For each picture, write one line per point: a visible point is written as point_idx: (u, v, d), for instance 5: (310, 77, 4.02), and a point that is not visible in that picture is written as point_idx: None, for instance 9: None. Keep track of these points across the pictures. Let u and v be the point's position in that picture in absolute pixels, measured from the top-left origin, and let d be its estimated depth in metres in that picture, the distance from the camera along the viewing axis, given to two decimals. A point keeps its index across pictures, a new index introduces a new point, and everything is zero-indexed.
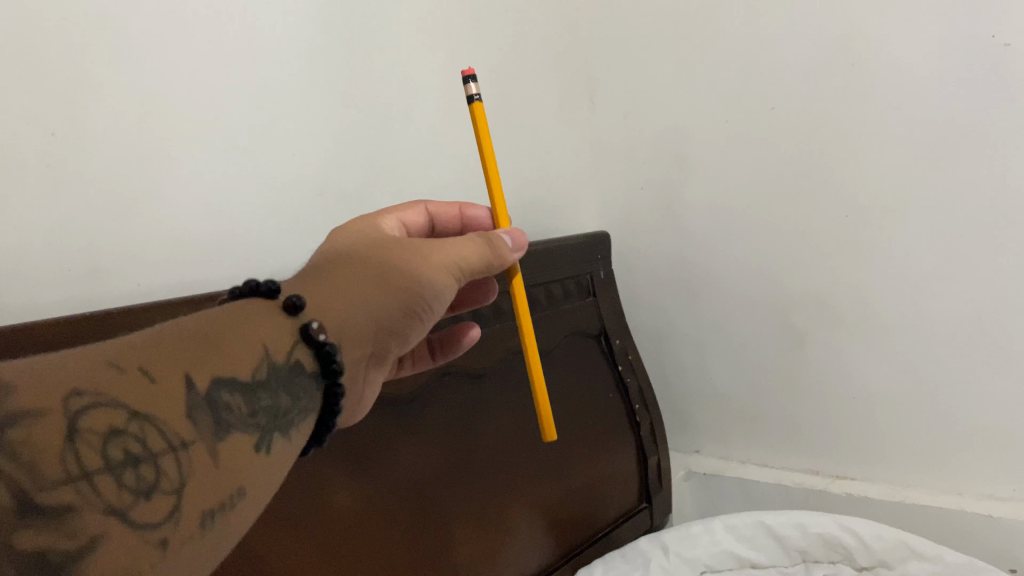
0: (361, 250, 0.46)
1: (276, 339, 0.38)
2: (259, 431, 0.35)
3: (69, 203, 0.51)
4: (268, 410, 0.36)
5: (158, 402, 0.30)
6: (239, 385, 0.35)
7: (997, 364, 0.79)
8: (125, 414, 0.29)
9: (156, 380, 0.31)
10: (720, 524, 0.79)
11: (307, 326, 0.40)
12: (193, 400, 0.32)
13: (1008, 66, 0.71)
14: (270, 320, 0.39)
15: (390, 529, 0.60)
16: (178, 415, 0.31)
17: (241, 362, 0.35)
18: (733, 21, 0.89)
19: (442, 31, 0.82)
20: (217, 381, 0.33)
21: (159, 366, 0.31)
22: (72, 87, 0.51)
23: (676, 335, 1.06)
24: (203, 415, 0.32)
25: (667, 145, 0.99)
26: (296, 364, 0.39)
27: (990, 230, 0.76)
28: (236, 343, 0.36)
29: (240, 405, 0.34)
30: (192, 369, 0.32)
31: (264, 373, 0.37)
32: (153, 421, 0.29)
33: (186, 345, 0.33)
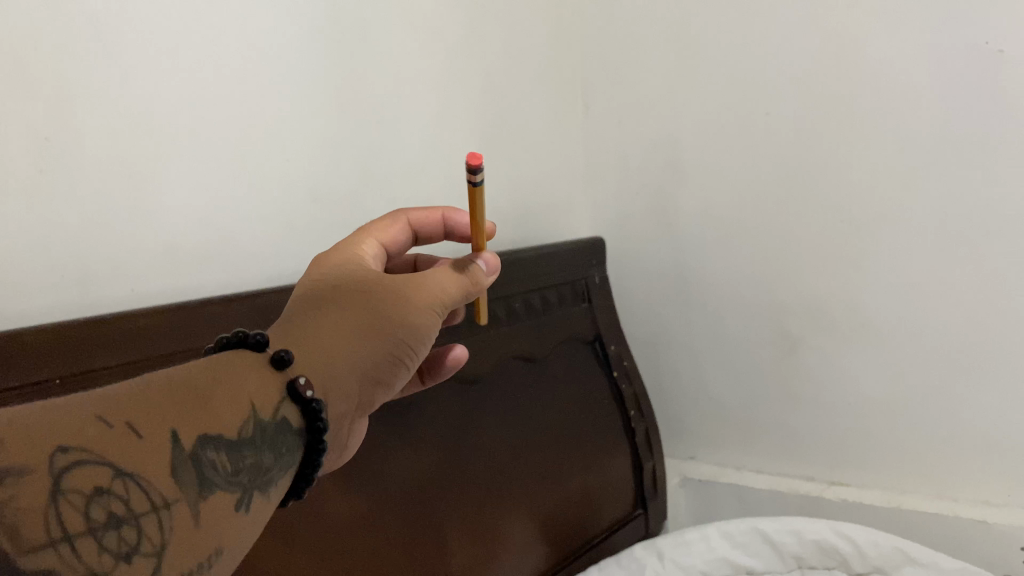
0: (342, 296, 0.44)
1: (263, 391, 0.37)
2: (242, 491, 0.34)
3: (60, 209, 0.51)
4: (252, 468, 0.35)
5: (143, 458, 0.29)
6: (224, 442, 0.33)
7: (992, 370, 0.79)
8: (110, 472, 0.28)
9: (142, 434, 0.30)
10: (716, 531, 0.79)
11: (294, 382, 0.38)
12: (178, 457, 0.31)
13: (1002, 73, 0.71)
14: (256, 371, 0.38)
15: (385, 536, 0.59)
16: (162, 473, 0.30)
17: (227, 415, 0.34)
18: (728, 27, 0.89)
19: (436, 36, 0.82)
20: (203, 437, 0.32)
21: (145, 420, 0.30)
22: (63, 92, 0.51)
23: (670, 342, 1.06)
24: (188, 473, 0.31)
25: (660, 152, 0.99)
26: (283, 421, 0.37)
27: (984, 237, 0.76)
28: (223, 395, 0.35)
29: (224, 463, 0.33)
30: (178, 424, 0.31)
31: (251, 429, 0.35)
32: (137, 478, 0.29)
33: (172, 397, 0.32)
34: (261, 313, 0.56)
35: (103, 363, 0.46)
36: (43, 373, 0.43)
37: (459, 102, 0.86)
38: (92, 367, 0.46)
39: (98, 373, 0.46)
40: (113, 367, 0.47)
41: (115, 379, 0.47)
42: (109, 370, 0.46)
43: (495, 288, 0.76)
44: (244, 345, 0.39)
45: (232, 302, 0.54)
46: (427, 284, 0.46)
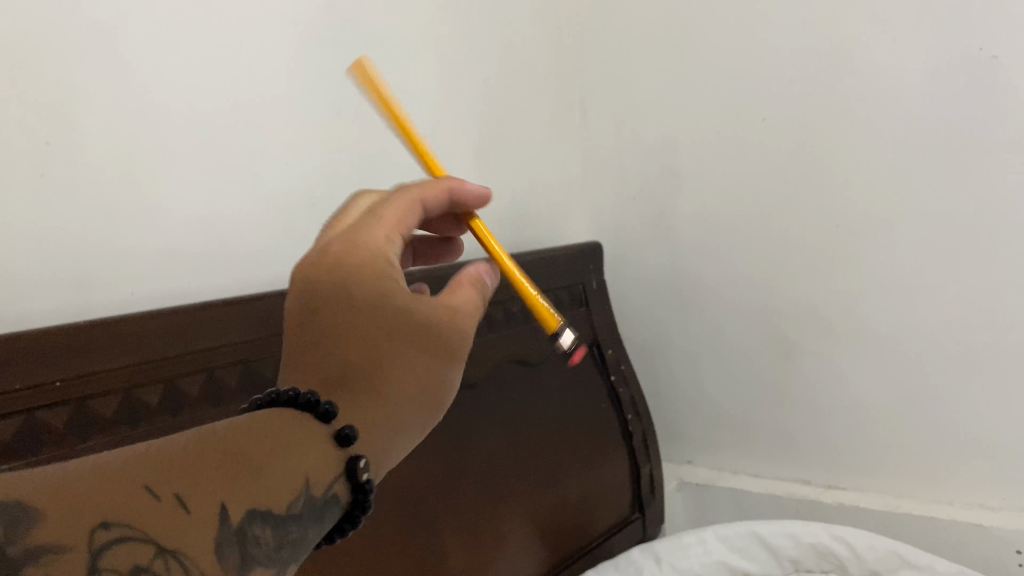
0: (403, 353, 0.41)
1: (320, 463, 0.37)
2: (280, 564, 0.35)
3: (62, 211, 0.51)
4: (294, 542, 0.36)
5: (185, 537, 0.31)
6: (272, 517, 0.34)
7: (985, 373, 0.80)
8: (151, 550, 0.29)
9: (188, 510, 0.31)
10: (712, 534, 0.80)
11: (355, 461, 0.38)
12: (223, 534, 0.32)
13: (995, 78, 0.72)
14: (320, 445, 0.37)
15: (382, 538, 0.60)
16: (205, 550, 0.31)
17: (281, 489, 0.35)
18: (725, 34, 0.89)
19: (433, 40, 0.82)
20: (251, 512, 0.34)
21: (194, 494, 0.32)
22: (62, 96, 0.51)
23: (667, 346, 1.06)
24: (230, 550, 0.32)
25: (657, 158, 1.00)
26: (333, 497, 0.38)
27: (979, 241, 0.77)
28: (279, 466, 0.35)
29: (270, 538, 0.34)
30: (227, 497, 0.33)
31: (300, 505, 0.36)
32: (178, 556, 0.30)
33: (225, 468, 0.33)
34: (265, 317, 0.57)
35: (108, 365, 0.47)
36: (49, 374, 0.44)
37: (457, 104, 0.86)
38: (97, 369, 0.46)
39: (103, 376, 0.46)
40: (118, 369, 0.47)
41: (119, 378, 0.47)
42: (114, 372, 0.47)
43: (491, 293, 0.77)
44: (311, 411, 0.38)
45: (237, 307, 0.55)
46: (470, 312, 0.46)
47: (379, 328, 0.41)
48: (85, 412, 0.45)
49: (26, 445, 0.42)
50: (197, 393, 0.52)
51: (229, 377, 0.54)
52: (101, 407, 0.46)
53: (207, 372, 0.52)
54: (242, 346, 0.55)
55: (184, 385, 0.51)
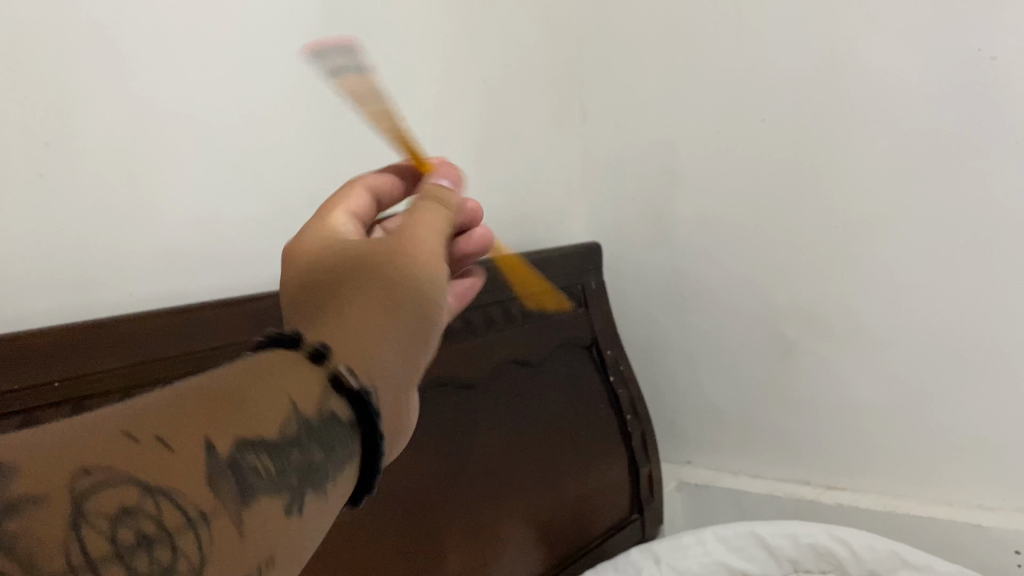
0: (353, 273, 0.35)
1: (304, 381, 0.30)
2: (293, 496, 0.28)
3: (62, 213, 0.51)
4: (302, 469, 0.29)
5: (172, 474, 0.24)
6: (267, 444, 0.28)
7: (983, 374, 0.80)
8: (137, 488, 0.23)
9: (171, 448, 0.25)
10: (711, 534, 0.80)
11: (336, 371, 0.31)
12: (214, 468, 0.26)
13: (994, 80, 0.72)
14: (308, 363, 0.31)
15: (380, 538, 0.59)
16: (196, 486, 0.25)
17: (275, 412, 0.28)
18: (723, 35, 0.89)
19: (432, 43, 0.82)
20: (242, 442, 0.27)
21: (173, 426, 0.25)
22: (62, 96, 0.51)
23: (665, 347, 1.06)
24: (225, 484, 0.26)
25: (656, 158, 1.00)
26: (334, 415, 0.31)
27: (978, 242, 0.77)
28: (268, 390, 0.29)
29: (271, 467, 0.28)
30: (213, 429, 0.26)
31: (295, 427, 0.29)
32: (168, 495, 0.24)
33: (206, 397, 0.27)
34: (263, 318, 0.57)
35: (108, 366, 0.47)
36: (50, 374, 0.44)
37: (456, 105, 0.86)
38: (98, 369, 0.46)
39: (103, 376, 0.46)
40: (118, 370, 0.47)
41: (119, 379, 0.47)
42: (114, 373, 0.47)
43: (490, 292, 0.77)
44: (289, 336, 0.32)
45: (236, 307, 0.55)
46: (427, 214, 0.39)
47: (321, 267, 0.36)
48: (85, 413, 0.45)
49: None
50: None
51: None
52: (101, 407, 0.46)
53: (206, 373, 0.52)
54: (241, 348, 0.55)
55: None
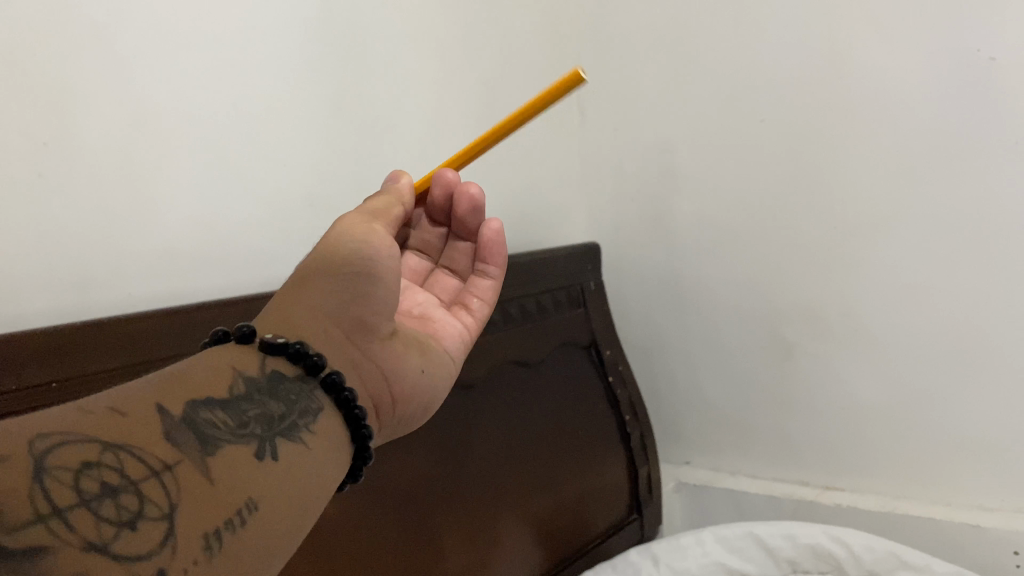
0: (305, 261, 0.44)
1: (243, 358, 0.37)
2: (257, 440, 0.34)
3: (60, 213, 0.51)
4: (260, 419, 0.35)
5: (130, 432, 0.30)
6: (218, 402, 0.34)
7: (982, 374, 0.80)
8: (97, 446, 0.29)
9: (123, 413, 0.31)
10: (710, 535, 0.80)
11: (264, 339, 0.38)
12: (169, 424, 0.31)
13: (994, 80, 0.72)
14: (241, 347, 0.38)
15: (379, 539, 0.59)
16: (156, 440, 0.30)
17: (215, 383, 0.35)
18: (722, 35, 0.89)
19: (431, 43, 0.82)
20: (192, 403, 0.33)
21: (123, 403, 0.31)
22: (59, 96, 0.51)
23: (664, 347, 1.06)
24: (184, 434, 0.32)
25: (655, 158, 1.00)
26: (278, 375, 0.38)
27: (978, 242, 0.77)
28: (207, 370, 0.35)
29: (226, 420, 0.34)
30: (160, 399, 0.32)
31: (243, 387, 0.36)
32: (126, 448, 0.29)
33: (150, 382, 0.33)
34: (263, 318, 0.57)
35: (107, 366, 0.47)
36: (48, 374, 0.44)
37: (455, 106, 0.86)
38: (96, 369, 0.46)
39: (102, 376, 0.46)
40: (117, 370, 0.47)
41: (117, 379, 0.47)
42: (113, 373, 0.47)
43: None
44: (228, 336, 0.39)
45: (235, 307, 0.55)
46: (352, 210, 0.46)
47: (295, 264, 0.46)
48: None
49: None
50: None
51: None
52: None
53: None
54: None
55: None
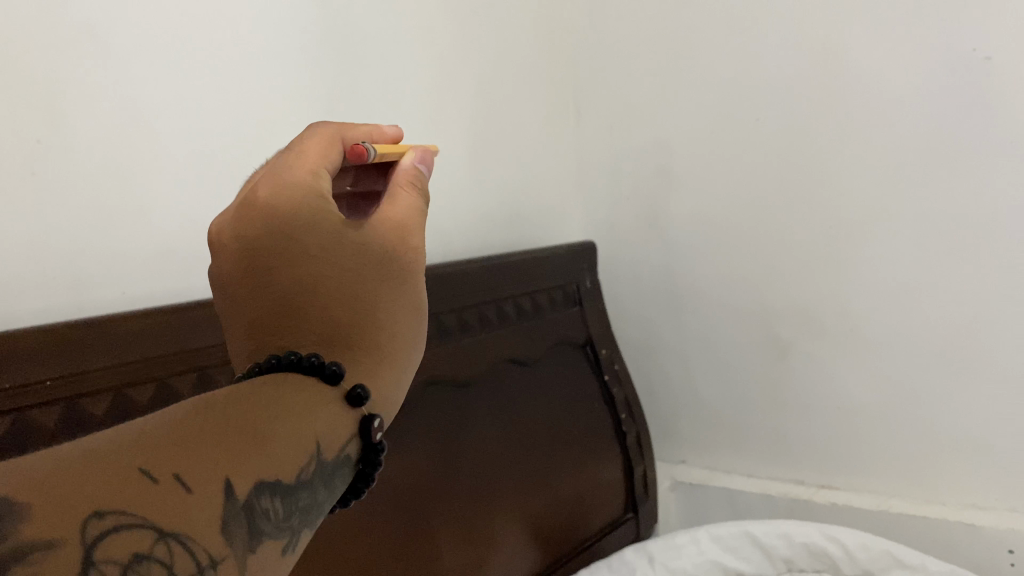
0: (375, 297, 0.40)
1: (330, 427, 0.36)
2: (289, 534, 0.33)
3: (53, 211, 0.51)
4: (303, 509, 0.34)
5: (190, 516, 0.28)
6: (281, 488, 0.33)
7: (976, 373, 0.80)
8: (153, 536, 0.26)
9: (189, 488, 0.28)
10: (706, 534, 0.79)
11: (369, 421, 0.37)
12: (230, 510, 0.30)
13: (990, 80, 0.72)
14: (326, 410, 0.36)
15: (375, 539, 0.59)
16: (212, 531, 0.29)
17: (289, 457, 0.33)
18: (718, 34, 0.89)
19: (427, 41, 0.82)
20: (258, 484, 0.31)
21: (197, 472, 0.29)
22: (53, 94, 0.51)
23: (660, 347, 1.06)
24: (238, 526, 0.30)
25: (651, 157, 1.00)
26: (344, 458, 0.37)
27: (975, 242, 0.77)
28: (285, 434, 0.33)
29: (277, 508, 0.32)
30: (232, 471, 0.30)
31: (313, 468, 0.34)
32: (180, 538, 0.27)
33: (225, 440, 0.31)
34: None
35: (102, 364, 0.46)
36: (42, 372, 0.43)
37: (450, 104, 0.86)
38: (91, 367, 0.46)
39: (97, 374, 0.46)
40: (111, 368, 0.47)
41: (112, 377, 0.47)
42: (108, 371, 0.47)
43: (484, 291, 0.76)
44: (318, 373, 0.36)
45: None
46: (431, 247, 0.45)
47: (346, 278, 0.40)
48: (77, 411, 0.45)
49: (19, 443, 0.42)
50: (190, 391, 0.51)
51: (222, 375, 0.53)
52: (94, 406, 0.46)
53: (199, 370, 0.52)
54: None
55: (176, 383, 0.51)
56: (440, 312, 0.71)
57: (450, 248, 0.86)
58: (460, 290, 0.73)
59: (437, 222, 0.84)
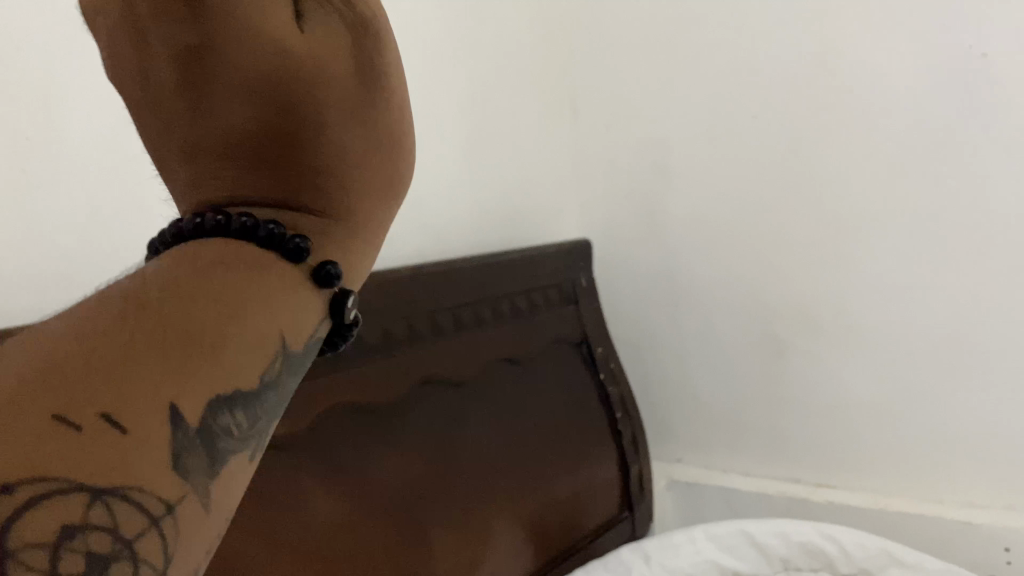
0: (342, 156, 0.40)
1: (293, 311, 0.34)
2: (256, 438, 0.32)
3: (46, 208, 0.50)
4: (266, 410, 0.33)
5: (131, 463, 0.26)
6: (239, 399, 0.31)
7: (974, 372, 0.80)
8: (86, 497, 0.25)
9: (125, 430, 0.26)
10: (702, 533, 0.78)
11: (342, 297, 0.37)
12: (180, 441, 0.28)
13: (988, 77, 0.72)
14: (287, 298, 0.34)
15: (371, 543, 0.59)
16: (161, 469, 0.28)
17: (246, 365, 0.31)
18: (715, 31, 0.89)
19: (421, 39, 0.82)
20: (211, 402, 0.30)
21: (135, 408, 0.27)
22: (44, 93, 0.50)
23: (657, 346, 1.05)
24: (192, 453, 0.29)
25: (649, 154, 0.99)
26: (306, 345, 0.35)
27: (973, 239, 0.77)
28: (243, 338, 0.31)
29: (239, 421, 0.31)
30: (178, 396, 0.28)
31: (278, 365, 0.33)
32: (122, 489, 0.26)
33: (168, 363, 0.28)
34: None
35: None
36: None
37: (445, 102, 0.85)
38: None
39: None
40: None
41: None
42: None
43: (479, 289, 0.76)
44: (281, 249, 0.35)
45: None
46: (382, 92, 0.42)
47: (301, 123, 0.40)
48: None
49: None
50: None
51: None
52: None
53: None
54: None
55: None
56: (436, 310, 0.71)
57: (446, 247, 0.86)
58: (455, 288, 0.73)
59: (432, 221, 0.83)
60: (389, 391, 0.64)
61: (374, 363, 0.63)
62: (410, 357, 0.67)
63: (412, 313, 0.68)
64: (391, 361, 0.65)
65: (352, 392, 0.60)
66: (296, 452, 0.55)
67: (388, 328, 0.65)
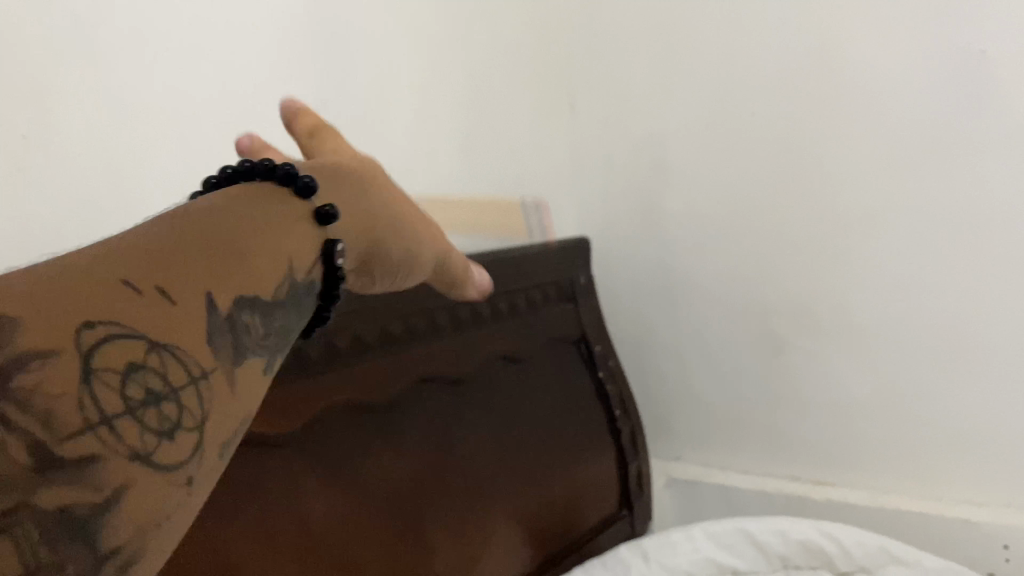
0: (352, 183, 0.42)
1: (303, 248, 0.36)
2: (271, 352, 0.33)
3: (41, 207, 0.50)
4: (281, 331, 0.34)
5: (176, 327, 0.28)
6: (260, 304, 0.33)
7: (972, 369, 0.80)
8: (143, 345, 0.27)
9: (172, 301, 0.29)
10: (701, 532, 0.79)
11: (332, 245, 0.38)
12: (213, 324, 0.30)
13: (983, 74, 0.72)
14: (296, 231, 0.36)
15: (365, 543, 0.58)
16: (198, 342, 0.29)
17: (265, 274, 0.33)
18: (711, 28, 0.89)
19: (415, 35, 0.81)
20: (240, 299, 0.32)
21: (178, 287, 0.29)
22: (38, 90, 0.50)
23: (654, 344, 1.05)
24: (223, 338, 0.30)
25: (646, 152, 0.99)
26: (313, 282, 0.37)
27: (970, 236, 0.77)
28: (266, 249, 0.34)
29: (258, 324, 0.32)
30: (213, 287, 0.30)
31: (287, 287, 0.35)
32: (170, 349, 0.28)
33: (208, 254, 0.31)
34: None
35: None
36: None
37: (440, 99, 0.85)
38: None
39: None
40: None
41: None
42: None
43: None
44: (291, 186, 0.38)
45: None
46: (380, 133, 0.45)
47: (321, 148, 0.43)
48: None
49: None
50: None
51: None
52: None
53: None
54: None
55: None
56: (433, 308, 0.70)
57: None
58: None
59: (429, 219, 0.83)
60: (386, 389, 0.63)
61: (373, 362, 0.62)
62: (407, 356, 0.66)
63: (409, 311, 0.67)
64: (388, 358, 0.64)
65: (349, 390, 0.60)
66: (293, 451, 0.55)
67: (385, 326, 0.65)
